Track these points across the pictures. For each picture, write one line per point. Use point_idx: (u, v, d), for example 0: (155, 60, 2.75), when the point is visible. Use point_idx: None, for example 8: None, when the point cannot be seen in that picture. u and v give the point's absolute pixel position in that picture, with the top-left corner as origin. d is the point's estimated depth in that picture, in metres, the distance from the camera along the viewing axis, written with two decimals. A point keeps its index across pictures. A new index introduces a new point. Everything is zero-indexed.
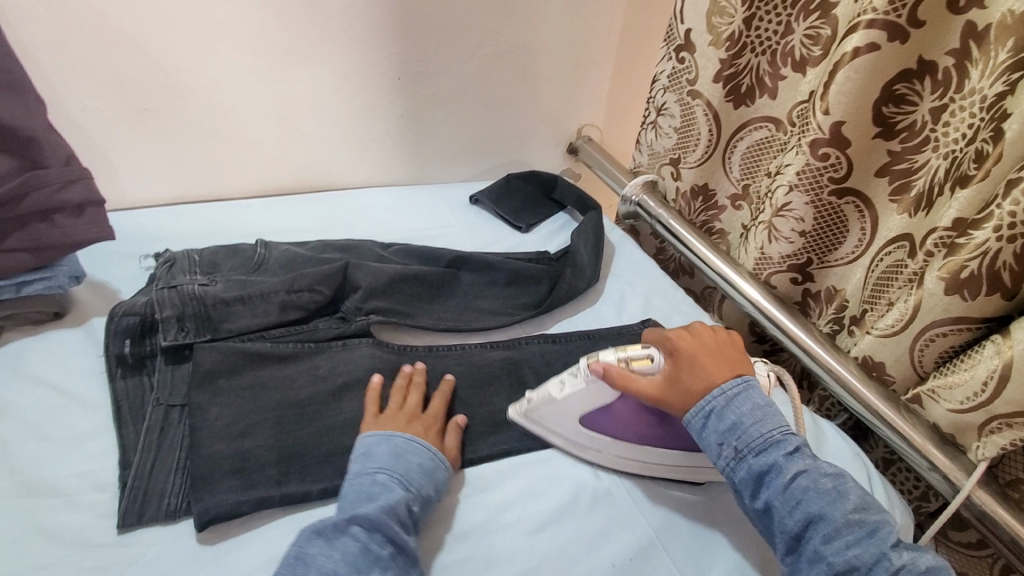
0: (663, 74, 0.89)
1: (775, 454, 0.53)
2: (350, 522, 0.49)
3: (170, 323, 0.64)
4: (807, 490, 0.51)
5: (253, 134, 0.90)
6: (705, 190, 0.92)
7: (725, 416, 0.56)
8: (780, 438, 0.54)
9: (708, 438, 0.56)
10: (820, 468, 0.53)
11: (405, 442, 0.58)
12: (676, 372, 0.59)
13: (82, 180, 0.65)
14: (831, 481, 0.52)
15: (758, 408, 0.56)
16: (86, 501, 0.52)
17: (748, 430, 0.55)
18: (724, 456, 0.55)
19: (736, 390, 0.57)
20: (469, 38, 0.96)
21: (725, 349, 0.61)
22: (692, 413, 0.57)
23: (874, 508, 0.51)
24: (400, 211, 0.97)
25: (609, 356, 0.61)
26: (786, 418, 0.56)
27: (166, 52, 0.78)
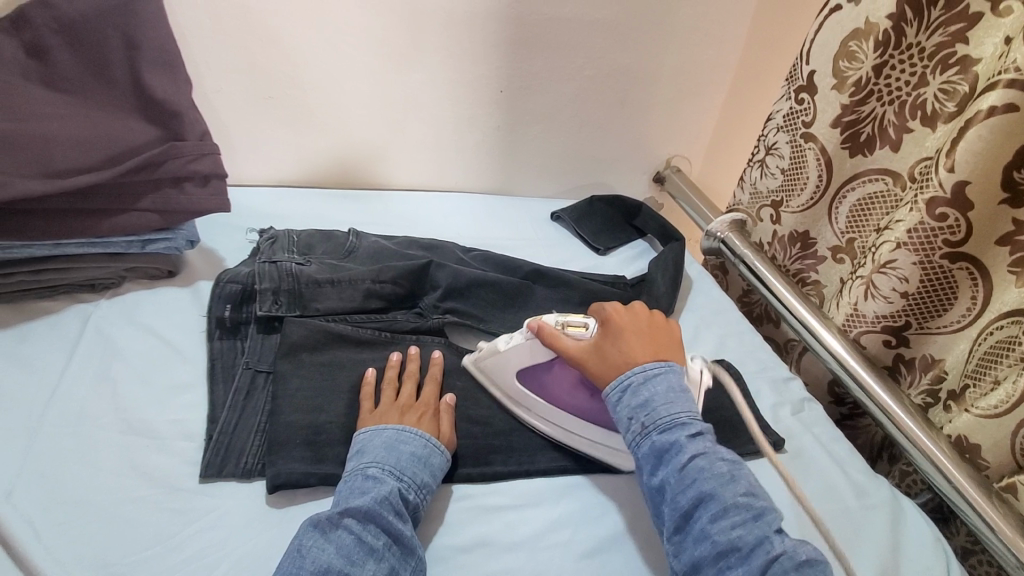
0: (779, 113, 0.88)
1: (679, 434, 0.54)
2: (344, 515, 0.49)
3: (266, 295, 0.69)
4: (702, 471, 0.52)
5: (360, 130, 0.96)
6: (804, 238, 0.89)
7: (640, 392, 0.57)
8: (686, 421, 0.55)
9: (620, 412, 0.57)
10: (719, 452, 0.53)
11: (394, 436, 0.57)
12: (603, 341, 0.62)
13: (212, 155, 0.70)
14: (728, 466, 0.52)
15: (673, 390, 0.57)
16: (174, 446, 0.56)
17: (657, 408, 0.56)
18: (632, 430, 0.56)
19: (657, 371, 0.58)
20: (576, 59, 0.98)
21: (657, 333, 0.63)
22: (611, 387, 0.59)
23: (763, 496, 0.51)
24: (483, 219, 1.00)
25: (551, 318, 0.65)
26: (695, 405, 0.57)
27: (298, 47, 0.85)
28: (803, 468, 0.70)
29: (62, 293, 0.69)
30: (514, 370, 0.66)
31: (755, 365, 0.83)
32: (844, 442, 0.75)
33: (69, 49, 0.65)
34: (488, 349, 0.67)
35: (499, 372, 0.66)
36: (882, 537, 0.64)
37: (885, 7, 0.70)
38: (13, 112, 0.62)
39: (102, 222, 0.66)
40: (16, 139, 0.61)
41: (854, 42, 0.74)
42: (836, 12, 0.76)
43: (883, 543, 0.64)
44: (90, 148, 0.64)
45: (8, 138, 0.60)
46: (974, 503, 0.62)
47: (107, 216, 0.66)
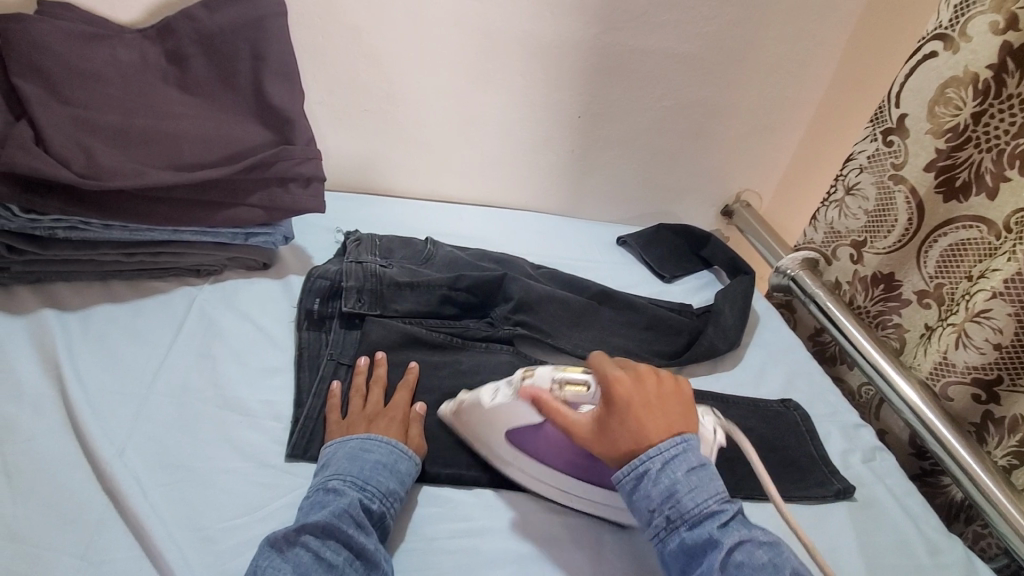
0: (862, 154, 0.86)
1: (711, 527, 0.50)
2: (300, 533, 0.48)
3: (351, 293, 0.73)
4: (744, 570, 0.48)
5: (443, 146, 1.01)
6: (889, 280, 0.86)
7: (659, 482, 0.52)
8: (715, 509, 0.51)
9: (642, 506, 0.52)
10: (755, 538, 0.50)
11: (358, 444, 0.58)
12: (604, 415, 0.55)
13: (316, 160, 0.76)
14: (768, 554, 0.49)
15: (693, 471, 0.53)
16: (264, 426, 0.60)
17: (682, 499, 0.51)
18: (656, 524, 0.52)
19: (672, 451, 0.53)
20: (655, 90, 1.01)
21: (668, 402, 0.57)
22: (624, 472, 0.54)
23: None
24: (551, 238, 1.02)
25: (545, 376, 0.59)
26: (720, 483, 0.53)
27: (397, 66, 0.91)
28: (874, 519, 0.68)
29: (172, 275, 0.75)
30: (502, 430, 0.60)
31: (823, 408, 0.80)
32: (918, 496, 0.72)
33: (204, 57, 0.74)
34: (470, 402, 0.61)
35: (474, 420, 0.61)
36: None
37: (985, 58, 0.70)
38: (154, 111, 0.71)
39: (216, 214, 0.72)
40: (154, 135, 0.68)
41: (951, 90, 0.74)
42: (931, 58, 0.75)
43: None
44: (212, 147, 0.70)
45: (146, 134, 0.68)
46: None
47: (220, 208, 0.72)
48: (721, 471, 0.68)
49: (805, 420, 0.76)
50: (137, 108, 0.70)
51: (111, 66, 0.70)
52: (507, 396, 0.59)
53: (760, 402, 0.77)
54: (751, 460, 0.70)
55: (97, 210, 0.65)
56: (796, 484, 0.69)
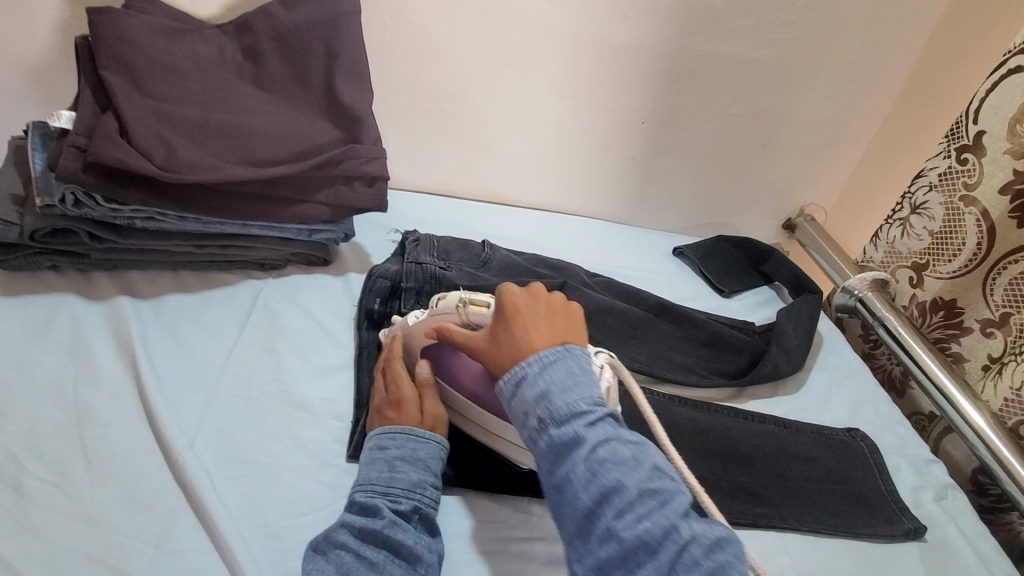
0: (933, 171, 0.83)
1: (577, 423, 0.48)
2: (336, 538, 0.48)
3: (410, 293, 0.74)
4: (605, 464, 0.46)
5: (503, 147, 1.00)
6: (950, 307, 0.82)
7: (534, 384, 0.51)
8: (584, 408, 0.49)
9: (517, 410, 0.51)
10: (622, 436, 0.48)
11: (375, 441, 0.57)
12: (494, 326, 0.57)
13: (381, 159, 0.76)
14: (631, 451, 0.47)
15: (571, 375, 0.51)
16: (324, 423, 0.61)
17: (553, 398, 0.50)
18: (529, 427, 0.50)
19: (553, 357, 0.52)
20: (722, 97, 0.98)
21: (555, 315, 0.57)
22: (504, 380, 0.53)
23: (670, 480, 0.46)
24: (606, 246, 1.00)
25: (454, 297, 0.62)
26: (597, 386, 0.51)
27: (461, 67, 0.91)
28: (946, 564, 0.64)
29: (238, 267, 0.77)
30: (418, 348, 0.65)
31: (891, 440, 0.76)
32: (991, 540, 0.68)
33: (278, 54, 0.75)
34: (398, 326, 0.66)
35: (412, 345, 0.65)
36: None
37: None
38: (229, 105, 0.72)
39: (285, 210, 0.73)
40: (230, 129, 0.69)
41: None
42: (1016, 73, 0.71)
43: None
44: (284, 143, 0.71)
45: (221, 127, 0.69)
46: None
47: (290, 204, 0.73)
48: (784, 501, 0.65)
49: (873, 451, 0.72)
50: (214, 102, 0.71)
51: (190, 60, 0.72)
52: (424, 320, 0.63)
53: (824, 430, 0.74)
54: (813, 491, 0.67)
55: (174, 202, 0.67)
56: (863, 520, 0.65)
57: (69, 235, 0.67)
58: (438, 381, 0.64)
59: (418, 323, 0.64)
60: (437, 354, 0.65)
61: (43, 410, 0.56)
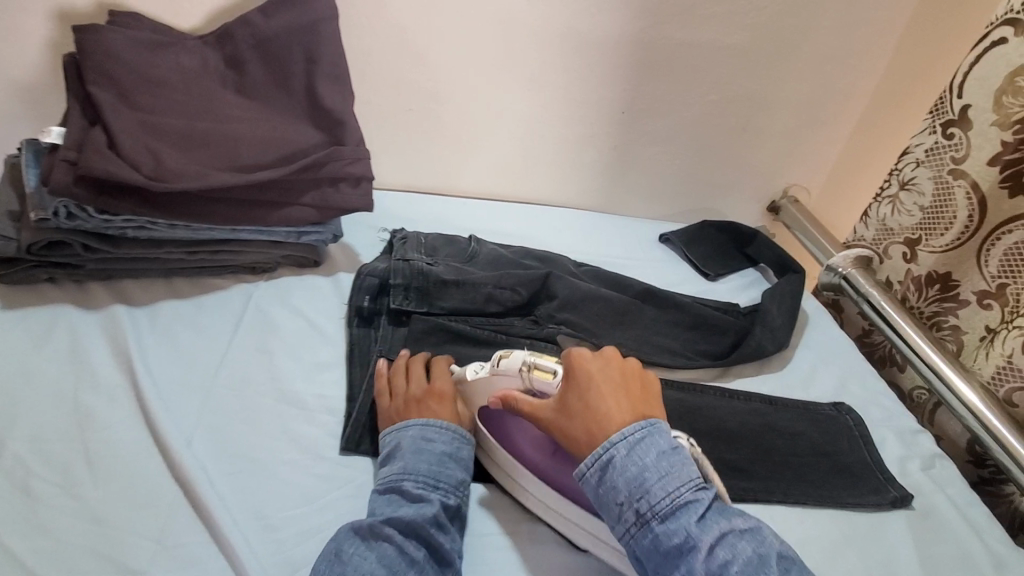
0: (919, 147, 0.84)
1: (688, 517, 0.49)
2: (385, 528, 0.51)
3: (398, 290, 0.75)
4: (726, 562, 0.47)
5: (486, 143, 1.01)
6: (945, 279, 0.83)
7: (628, 472, 0.51)
8: (687, 498, 0.50)
9: (614, 504, 0.51)
10: (733, 528, 0.49)
11: (421, 430, 0.59)
12: (569, 401, 0.57)
13: (364, 159, 0.78)
14: (749, 543, 0.48)
15: (665, 458, 0.52)
16: (318, 418, 0.63)
17: (652, 490, 0.50)
18: (624, 520, 0.51)
19: (640, 437, 0.53)
20: (701, 83, 0.99)
21: (630, 385, 0.58)
22: (590, 465, 0.53)
23: (795, 570, 0.47)
24: (592, 236, 1.02)
25: (517, 358, 0.61)
26: (695, 470, 0.52)
27: (442, 65, 0.92)
28: (934, 529, 0.65)
29: (229, 272, 0.79)
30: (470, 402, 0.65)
31: (877, 413, 0.78)
32: (981, 506, 0.69)
33: (260, 62, 0.77)
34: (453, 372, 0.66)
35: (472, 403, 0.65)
36: None
37: None
38: (214, 114, 0.74)
39: (272, 213, 0.75)
40: (215, 138, 0.71)
41: (1020, 78, 0.71)
42: (1000, 44, 0.72)
43: None
44: (268, 149, 0.73)
45: (207, 136, 0.71)
46: None
47: (277, 207, 0.75)
48: (771, 475, 0.67)
49: (858, 424, 0.74)
50: (199, 111, 0.73)
51: (175, 72, 0.74)
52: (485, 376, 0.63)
53: (810, 405, 0.76)
54: (800, 465, 0.69)
55: (165, 210, 0.69)
56: (850, 491, 0.67)
57: (65, 247, 0.69)
58: (483, 433, 0.64)
59: (476, 379, 0.63)
60: (497, 412, 0.65)
61: (46, 416, 0.58)
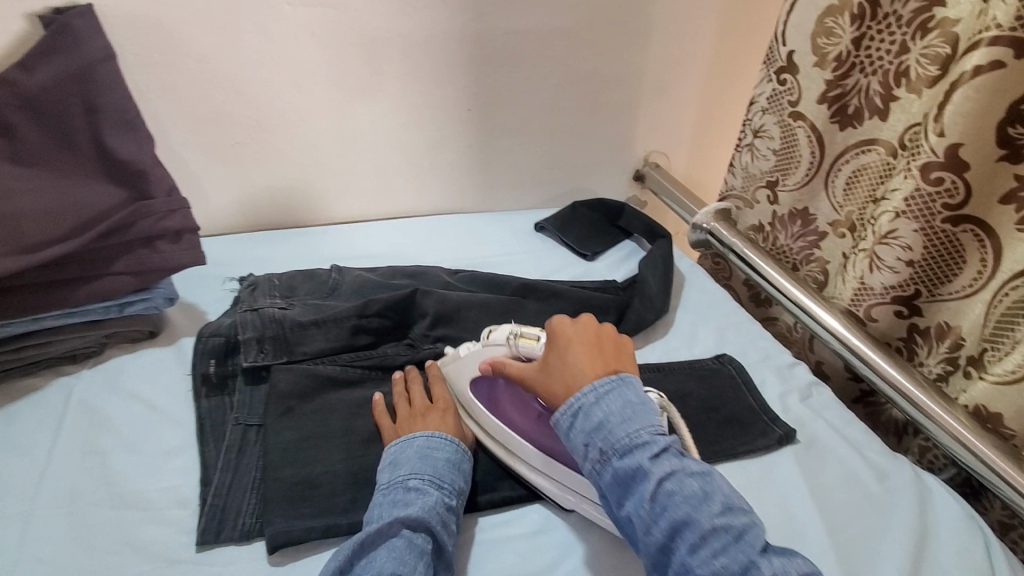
0: (761, 96, 0.86)
1: (641, 454, 0.49)
2: (400, 526, 0.50)
3: (250, 344, 0.67)
4: (672, 495, 0.47)
5: (332, 164, 0.95)
6: (805, 215, 0.86)
7: (592, 414, 0.52)
8: (645, 440, 0.50)
9: (576, 440, 0.52)
10: (686, 467, 0.49)
11: (426, 441, 0.58)
12: (548, 357, 0.58)
13: (182, 209, 0.70)
14: (699, 483, 0.48)
15: (628, 405, 0.52)
16: (170, 516, 0.55)
17: (613, 430, 0.51)
18: (588, 457, 0.51)
19: (607, 387, 0.53)
20: (542, 67, 0.98)
21: (604, 343, 0.57)
22: (561, 411, 0.54)
23: (742, 511, 0.47)
24: (464, 239, 0.98)
25: (506, 330, 0.64)
26: (659, 417, 0.52)
27: (263, 91, 0.85)
28: (819, 456, 0.68)
29: (45, 367, 0.67)
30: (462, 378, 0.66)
31: (757, 355, 0.81)
32: (858, 423, 0.73)
33: (32, 122, 0.65)
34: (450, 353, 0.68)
35: (459, 378, 0.67)
36: (910, 521, 0.61)
37: None
38: None
39: (77, 290, 0.65)
40: None
41: (830, 19, 0.75)
42: None
43: (910, 526, 0.61)
44: (60, 219, 0.63)
45: None
46: (1004, 473, 0.61)
47: (82, 282, 0.65)
48: None
49: (739, 371, 0.76)
50: None
51: None
52: (475, 350, 0.65)
53: (695, 364, 0.77)
54: (692, 426, 0.69)
55: None
56: (741, 439, 0.68)
57: None
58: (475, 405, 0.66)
59: (467, 354, 0.66)
60: (487, 382, 0.66)
61: None
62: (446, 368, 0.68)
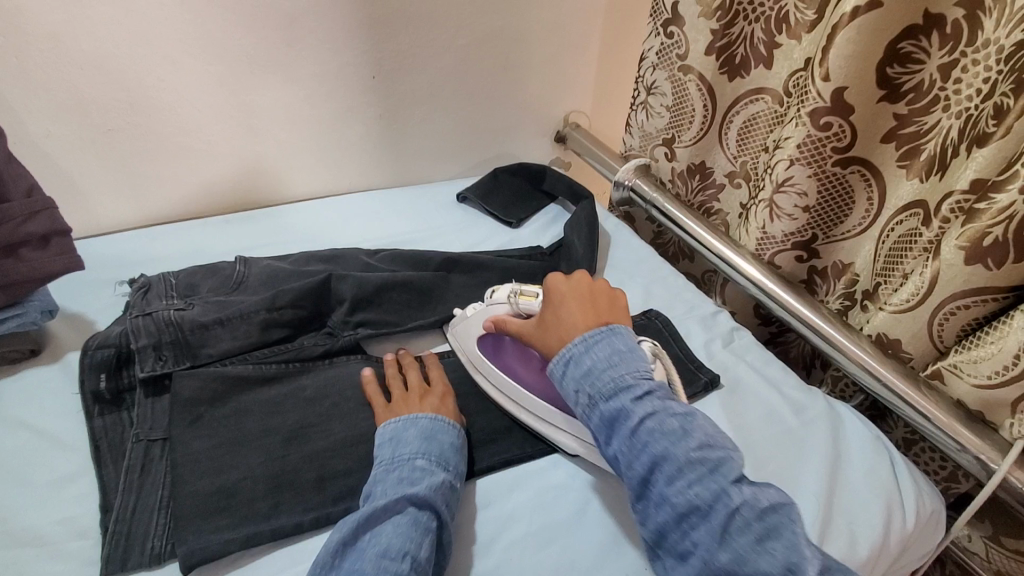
0: (652, 51, 0.87)
1: (626, 397, 0.50)
2: (406, 502, 0.50)
3: (146, 352, 0.61)
4: (652, 433, 0.48)
5: (226, 147, 0.88)
6: (702, 168, 0.90)
7: (581, 361, 0.53)
8: (631, 383, 0.51)
9: (568, 387, 0.54)
10: (668, 407, 0.50)
11: (429, 424, 0.58)
12: (543, 313, 0.60)
13: (46, 210, 0.62)
14: (680, 422, 0.49)
15: (617, 353, 0.53)
16: (69, 549, 0.50)
17: (600, 375, 0.52)
18: (579, 403, 0.53)
19: (596, 337, 0.54)
20: (445, 28, 0.92)
21: (596, 299, 0.58)
22: (554, 362, 0.55)
23: (720, 446, 0.48)
24: (383, 216, 0.94)
25: (506, 290, 0.68)
26: (647, 362, 0.53)
27: (132, 70, 0.76)
28: (742, 398, 0.71)
29: None
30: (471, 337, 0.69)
31: (682, 307, 0.82)
32: (775, 361, 0.76)
33: None
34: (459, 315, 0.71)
35: (467, 337, 0.69)
36: (824, 448, 0.65)
37: None
38: None
39: None
40: None
41: None
42: None
43: (824, 454, 0.64)
44: None
45: None
46: (906, 396, 0.65)
47: None
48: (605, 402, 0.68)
49: (666, 324, 0.77)
50: None
51: None
52: (479, 311, 0.69)
53: None
54: None
55: None
56: None
57: None
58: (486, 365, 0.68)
59: (473, 313, 0.69)
60: (494, 339, 0.69)
61: None
62: (456, 330, 0.71)
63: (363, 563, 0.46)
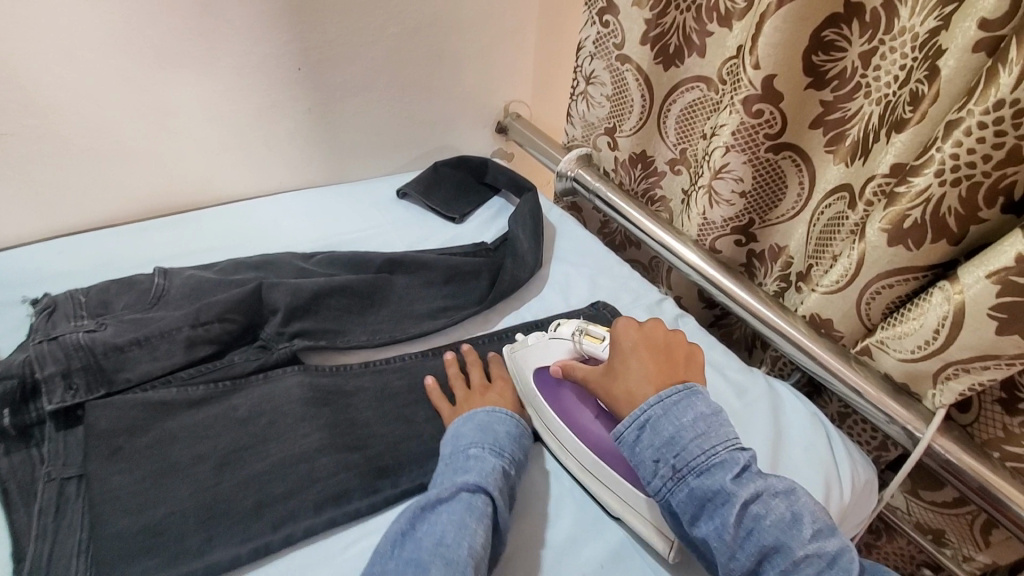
0: (589, 40, 0.86)
1: (723, 475, 0.47)
2: (460, 488, 0.51)
3: (54, 382, 0.55)
4: (759, 520, 0.46)
5: (140, 150, 0.81)
6: (644, 158, 0.91)
7: (661, 430, 0.50)
8: (725, 457, 0.48)
9: (644, 456, 0.51)
10: (770, 488, 0.47)
11: (485, 416, 0.59)
12: (614, 360, 0.57)
13: None
14: (785, 504, 0.47)
15: (701, 420, 0.50)
16: None
17: (688, 448, 0.49)
18: (660, 476, 0.49)
19: (676, 398, 0.51)
20: (373, 16, 0.88)
21: (670, 353, 0.56)
22: (625, 425, 0.52)
23: (831, 531, 0.47)
24: (319, 217, 0.89)
25: (573, 326, 0.64)
26: (734, 431, 0.50)
27: (21, 66, 0.68)
28: None
29: None
30: (527, 367, 0.65)
31: (628, 296, 0.83)
32: (719, 346, 0.78)
33: None
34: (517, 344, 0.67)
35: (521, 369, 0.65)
36: (767, 427, 0.68)
37: None
38: None
39: None
40: None
41: None
42: None
43: (767, 433, 0.67)
44: None
45: None
46: (840, 372, 0.67)
47: None
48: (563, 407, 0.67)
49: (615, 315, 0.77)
50: None
51: None
52: (543, 343, 0.66)
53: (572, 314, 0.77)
54: None
55: None
56: None
57: None
58: (534, 398, 0.63)
59: (533, 346, 0.66)
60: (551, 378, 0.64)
61: None
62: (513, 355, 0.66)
63: (423, 550, 0.47)
